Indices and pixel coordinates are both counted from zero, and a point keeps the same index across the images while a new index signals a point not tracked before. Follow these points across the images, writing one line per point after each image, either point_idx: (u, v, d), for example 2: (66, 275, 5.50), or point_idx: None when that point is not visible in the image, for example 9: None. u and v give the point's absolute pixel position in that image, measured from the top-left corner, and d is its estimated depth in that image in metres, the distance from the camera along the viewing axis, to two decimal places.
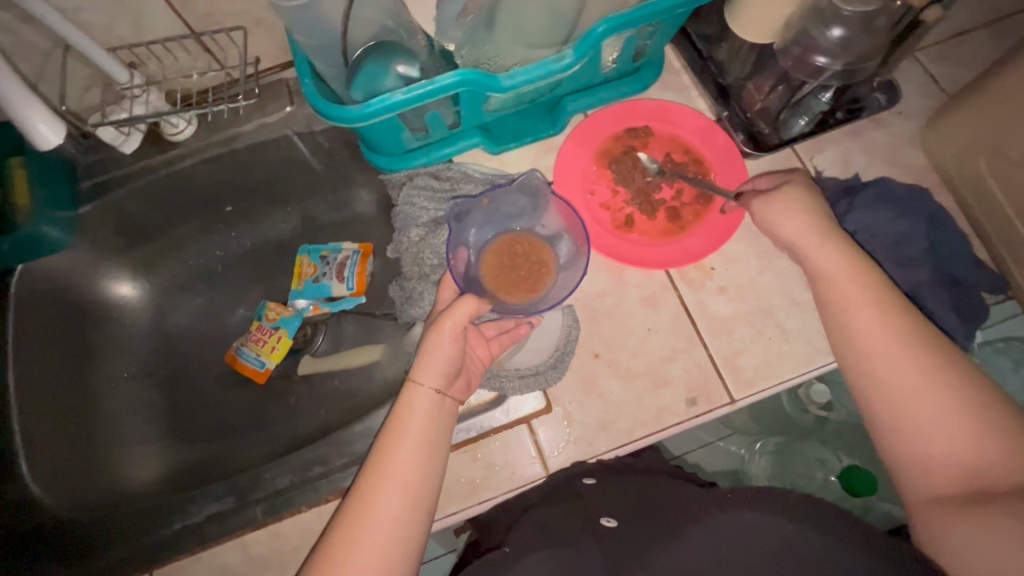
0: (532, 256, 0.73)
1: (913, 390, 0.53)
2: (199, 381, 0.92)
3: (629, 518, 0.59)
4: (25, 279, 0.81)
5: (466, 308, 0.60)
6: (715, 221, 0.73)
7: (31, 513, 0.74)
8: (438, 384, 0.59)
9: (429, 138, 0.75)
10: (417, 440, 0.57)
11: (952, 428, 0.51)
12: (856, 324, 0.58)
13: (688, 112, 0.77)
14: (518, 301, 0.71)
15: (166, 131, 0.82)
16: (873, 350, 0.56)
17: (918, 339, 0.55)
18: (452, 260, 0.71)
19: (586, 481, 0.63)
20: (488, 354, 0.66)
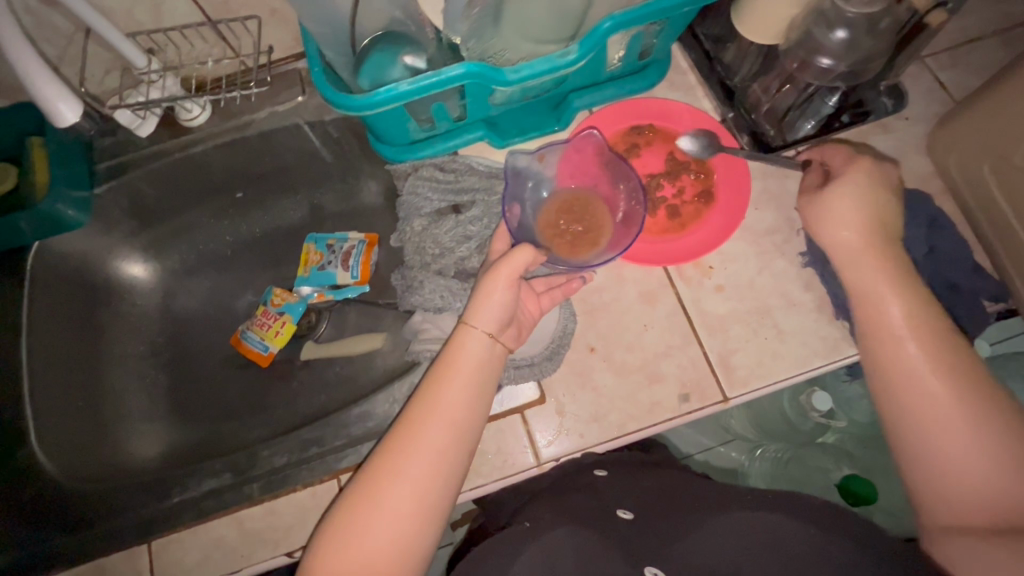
0: (585, 211, 0.76)
1: (942, 411, 0.52)
2: (204, 362, 0.94)
3: (643, 512, 0.60)
4: (41, 255, 0.84)
5: (524, 255, 0.61)
6: (714, 222, 0.74)
7: (31, 480, 0.75)
8: (490, 329, 0.61)
9: (435, 129, 0.76)
10: (464, 382, 0.58)
11: (954, 433, 0.51)
12: (887, 334, 0.57)
13: (690, 111, 0.78)
14: (584, 256, 0.73)
15: (181, 116, 0.84)
16: (905, 366, 0.55)
17: (925, 341, 0.55)
18: (507, 213, 0.72)
19: (597, 472, 0.67)
20: (538, 307, 0.67)
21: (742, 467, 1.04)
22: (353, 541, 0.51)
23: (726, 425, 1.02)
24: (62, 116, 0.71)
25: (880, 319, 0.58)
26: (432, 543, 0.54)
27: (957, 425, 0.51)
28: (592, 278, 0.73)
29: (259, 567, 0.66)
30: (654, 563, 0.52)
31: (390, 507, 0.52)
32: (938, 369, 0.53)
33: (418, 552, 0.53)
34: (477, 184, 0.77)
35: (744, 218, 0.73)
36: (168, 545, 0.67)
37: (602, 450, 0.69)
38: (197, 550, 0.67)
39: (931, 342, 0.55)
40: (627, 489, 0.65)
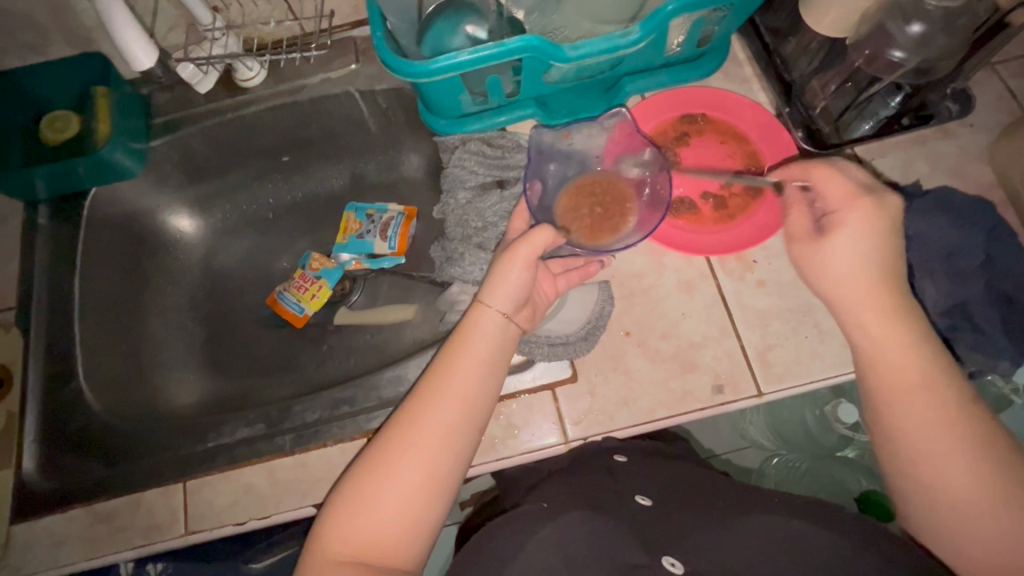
0: (608, 191, 0.75)
1: (991, 515, 0.49)
2: (240, 319, 0.96)
3: (663, 500, 0.60)
4: (97, 201, 0.87)
5: (543, 236, 0.61)
6: (761, 216, 0.72)
7: (78, 413, 0.76)
8: (506, 309, 0.61)
9: (487, 104, 0.77)
10: (481, 358, 0.59)
11: (955, 462, 0.51)
12: (928, 426, 0.52)
13: (744, 101, 0.77)
14: (607, 242, 0.72)
15: (237, 76, 0.87)
16: (916, 432, 0.53)
17: (927, 372, 0.54)
18: (527, 191, 0.72)
19: (616, 458, 0.66)
20: (554, 288, 0.68)
21: (753, 473, 1.03)
22: (359, 518, 0.52)
23: (745, 433, 0.99)
24: (137, 60, 0.74)
25: (893, 378, 0.55)
26: (440, 518, 0.55)
27: (994, 502, 0.49)
28: (610, 262, 0.72)
29: (287, 516, 0.68)
30: (672, 553, 0.52)
31: (399, 485, 0.53)
32: (932, 397, 0.53)
33: (427, 525, 0.54)
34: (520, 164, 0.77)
35: None
36: (202, 489, 0.69)
37: (624, 435, 0.69)
38: (227, 496, 0.68)
39: (978, 440, 0.51)
40: (648, 476, 0.64)
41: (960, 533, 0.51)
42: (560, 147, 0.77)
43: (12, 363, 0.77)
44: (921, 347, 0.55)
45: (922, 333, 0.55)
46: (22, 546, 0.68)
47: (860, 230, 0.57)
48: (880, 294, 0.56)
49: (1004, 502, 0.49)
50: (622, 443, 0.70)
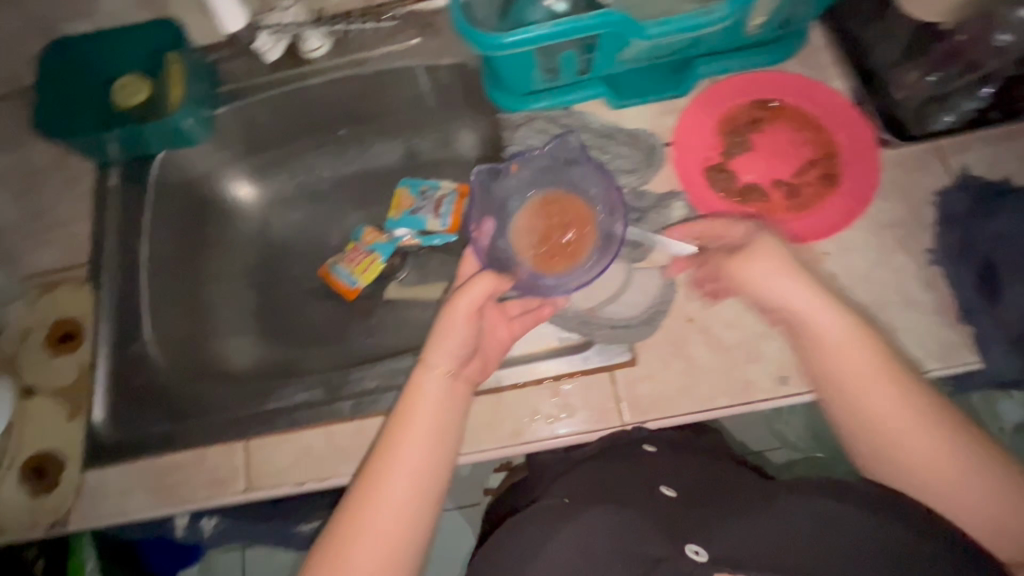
0: (567, 215, 0.75)
1: (965, 485, 0.56)
2: (291, 288, 0.98)
3: (687, 492, 0.63)
4: (163, 166, 0.89)
5: (478, 287, 0.62)
6: (834, 207, 0.70)
7: (145, 370, 0.78)
8: (450, 366, 0.62)
9: (555, 82, 0.76)
10: (430, 422, 0.60)
11: (911, 430, 0.58)
12: (891, 429, 0.58)
13: (821, 88, 0.75)
14: (559, 270, 0.72)
15: (303, 47, 0.88)
16: (872, 411, 0.59)
17: (881, 362, 0.59)
18: (475, 234, 0.75)
19: (645, 448, 0.68)
20: (507, 333, 0.68)
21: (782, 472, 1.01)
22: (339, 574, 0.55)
23: (777, 432, 0.98)
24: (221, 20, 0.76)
25: (854, 376, 0.59)
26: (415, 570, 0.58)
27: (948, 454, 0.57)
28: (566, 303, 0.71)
29: (344, 481, 0.69)
30: (697, 541, 0.55)
31: (369, 544, 0.56)
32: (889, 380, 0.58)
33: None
34: (552, 166, 0.77)
35: (866, 209, 0.70)
36: (263, 449, 0.71)
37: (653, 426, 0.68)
38: (287, 457, 0.70)
39: (926, 409, 0.58)
40: (680, 467, 0.67)
41: (932, 489, 0.58)
42: (514, 178, 0.78)
43: (85, 318, 0.79)
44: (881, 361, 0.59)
45: (866, 325, 0.60)
46: (93, 492, 0.71)
47: (773, 273, 0.62)
48: (827, 310, 0.60)
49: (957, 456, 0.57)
50: (654, 434, 0.71)
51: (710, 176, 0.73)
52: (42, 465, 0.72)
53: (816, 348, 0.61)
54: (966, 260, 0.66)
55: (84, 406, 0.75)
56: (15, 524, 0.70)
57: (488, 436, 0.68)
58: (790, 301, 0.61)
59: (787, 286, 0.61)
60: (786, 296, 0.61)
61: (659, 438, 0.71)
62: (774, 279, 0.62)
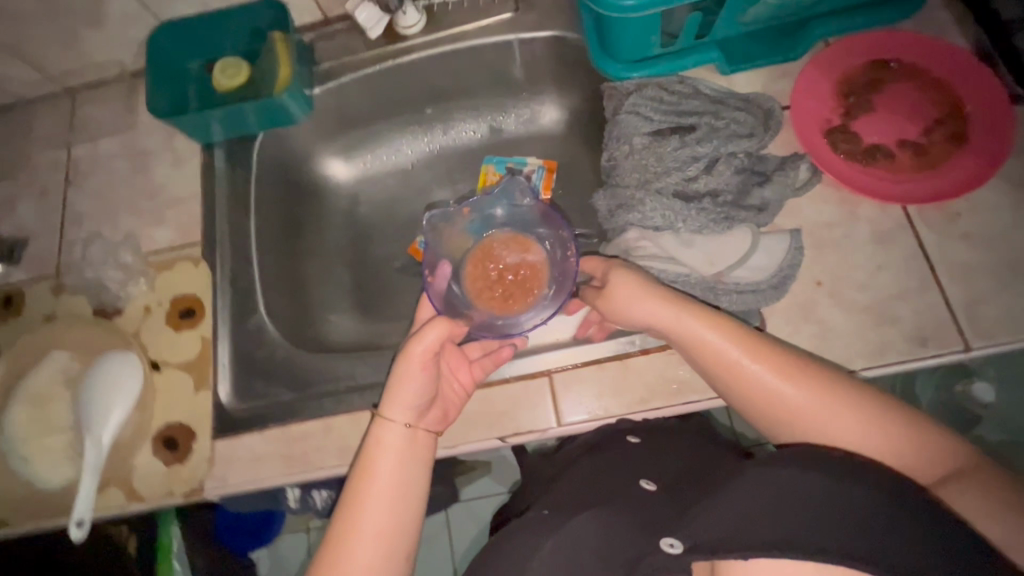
0: (515, 257, 0.80)
1: (846, 419, 0.52)
2: (380, 265, 0.98)
3: (669, 485, 0.61)
4: (264, 145, 0.90)
5: (434, 333, 0.63)
6: (966, 165, 0.69)
7: (263, 344, 0.80)
8: (408, 419, 0.63)
9: (671, 47, 0.76)
10: (391, 481, 0.59)
11: (844, 423, 0.52)
12: (767, 397, 0.55)
13: (944, 45, 0.73)
14: (518, 311, 0.76)
15: (400, 24, 0.89)
16: (796, 418, 0.54)
17: (789, 369, 0.55)
18: (431, 281, 0.78)
19: (631, 440, 0.70)
20: (470, 377, 0.70)
21: None
22: None
23: None
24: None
25: (769, 395, 0.55)
26: None
27: (883, 434, 0.51)
28: (525, 344, 0.73)
29: (472, 447, 0.71)
30: (674, 533, 0.50)
31: None
32: (799, 381, 0.55)
33: None
34: (666, 134, 0.76)
35: (1000, 168, 0.68)
36: None
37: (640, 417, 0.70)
38: None
39: (847, 393, 0.53)
40: (658, 460, 0.66)
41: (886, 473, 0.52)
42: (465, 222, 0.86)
43: (204, 294, 0.81)
44: (735, 339, 0.58)
45: (762, 342, 0.57)
46: (225, 461, 0.73)
47: (637, 294, 0.62)
48: (722, 334, 0.58)
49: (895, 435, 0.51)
50: (641, 424, 0.74)
51: (831, 139, 0.72)
52: (173, 435, 0.74)
53: (723, 374, 0.57)
54: None
55: (209, 378, 0.77)
56: (149, 493, 0.72)
57: (616, 402, 0.69)
58: (662, 320, 0.61)
59: (661, 307, 0.61)
60: (670, 317, 0.60)
61: (641, 427, 0.73)
62: (638, 305, 0.62)
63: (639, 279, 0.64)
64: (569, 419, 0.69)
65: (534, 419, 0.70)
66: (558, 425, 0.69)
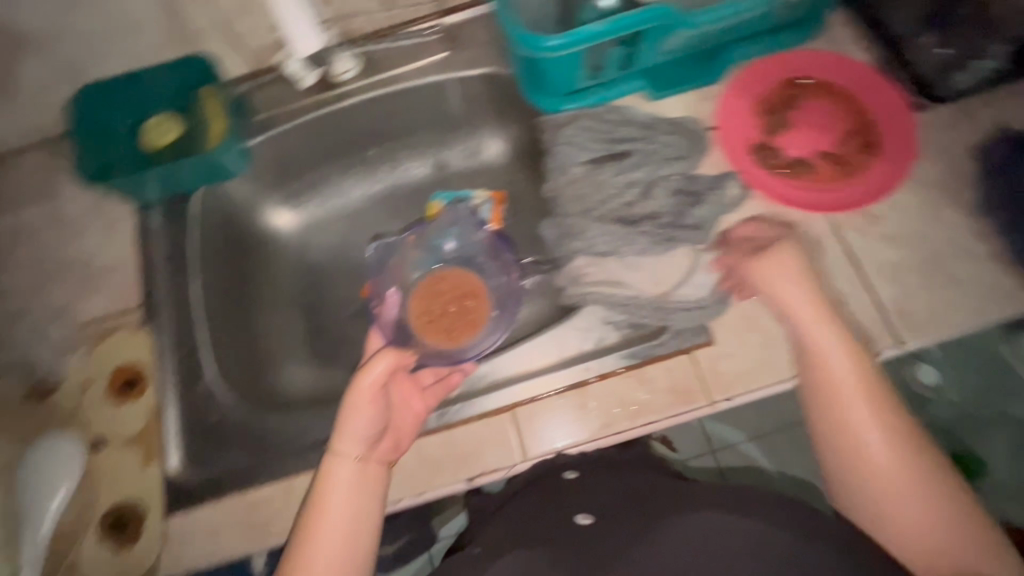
0: (458, 288, 0.89)
1: (920, 512, 0.54)
2: (335, 310, 0.97)
3: (604, 516, 0.62)
4: (205, 200, 0.88)
5: (381, 365, 0.64)
6: (879, 170, 0.74)
7: (214, 408, 0.77)
8: (357, 452, 0.63)
9: (600, 78, 0.78)
10: (344, 521, 0.60)
11: (915, 511, 0.55)
12: (863, 455, 0.57)
13: (846, 62, 0.79)
14: (464, 341, 0.83)
15: (333, 72, 0.89)
16: (873, 483, 0.56)
17: (891, 433, 0.57)
18: (379, 310, 0.88)
19: (565, 475, 0.70)
20: (423, 405, 0.71)
21: None
22: None
23: None
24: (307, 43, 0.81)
25: (861, 447, 0.57)
26: None
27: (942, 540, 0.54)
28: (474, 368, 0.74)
29: (439, 492, 0.69)
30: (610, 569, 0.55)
31: None
32: (897, 450, 0.56)
33: None
34: (601, 160, 0.79)
35: (911, 172, 0.73)
36: None
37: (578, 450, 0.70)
38: None
39: (931, 487, 0.55)
40: (597, 490, 0.66)
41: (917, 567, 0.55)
42: (411, 249, 0.94)
43: (146, 362, 0.77)
44: (860, 387, 0.59)
45: (884, 393, 0.59)
46: (178, 539, 0.69)
47: (798, 277, 0.65)
48: (861, 374, 0.59)
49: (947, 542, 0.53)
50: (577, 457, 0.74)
51: (756, 155, 0.75)
52: (120, 516, 0.70)
53: (830, 406, 0.59)
54: (1014, 206, 0.70)
55: (157, 450, 0.73)
56: None
57: (580, 430, 0.69)
58: (808, 335, 0.62)
59: (803, 299, 0.64)
60: (793, 305, 0.64)
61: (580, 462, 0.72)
62: (789, 290, 0.64)
63: (774, 268, 0.66)
64: (533, 453, 0.69)
65: (499, 456, 0.69)
66: (524, 461, 0.69)
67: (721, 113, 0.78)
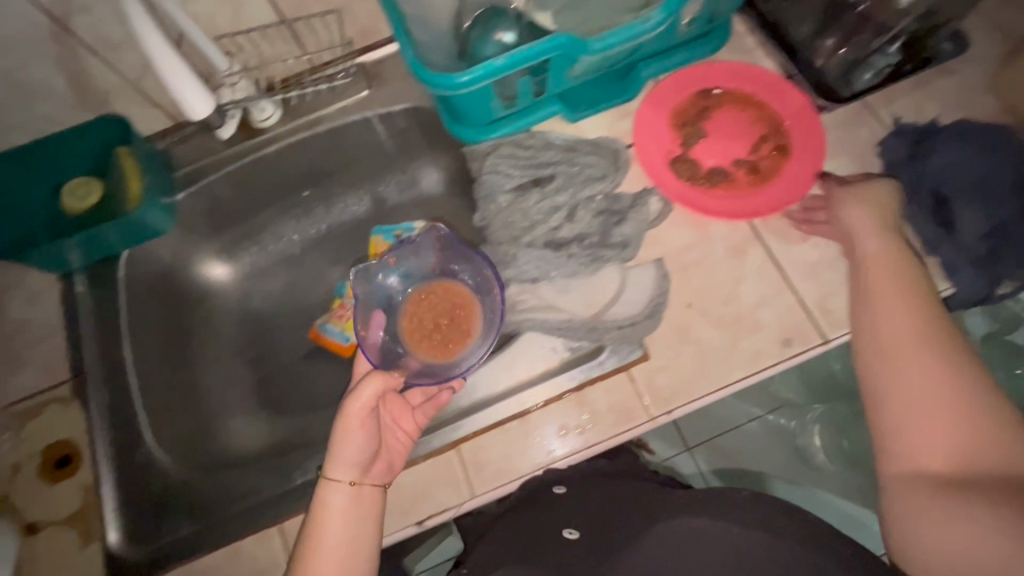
0: (444, 300, 0.82)
1: (942, 407, 0.54)
2: (283, 357, 0.95)
3: (589, 530, 0.64)
4: (130, 264, 0.86)
5: (370, 388, 0.61)
6: (793, 171, 0.76)
7: (152, 477, 0.75)
8: (352, 476, 0.63)
9: (513, 108, 0.79)
10: (340, 538, 0.61)
11: (936, 404, 0.54)
12: (899, 343, 0.58)
13: (754, 68, 0.81)
14: (460, 352, 0.77)
15: (257, 116, 0.87)
16: (899, 370, 0.57)
17: (931, 334, 0.58)
18: (362, 335, 0.78)
19: (554, 490, 0.70)
20: (413, 424, 0.69)
21: (794, 431, 1.09)
22: None
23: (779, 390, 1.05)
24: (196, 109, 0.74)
25: (889, 335, 0.59)
26: None
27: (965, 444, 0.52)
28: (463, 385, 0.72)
29: (390, 539, 0.68)
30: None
31: None
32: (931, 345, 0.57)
33: None
34: (524, 187, 0.80)
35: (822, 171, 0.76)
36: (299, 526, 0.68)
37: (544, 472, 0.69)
38: None
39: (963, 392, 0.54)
40: (583, 505, 0.68)
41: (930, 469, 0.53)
42: (389, 270, 0.84)
43: (78, 439, 0.76)
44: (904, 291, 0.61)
45: (925, 303, 0.60)
46: None
47: (856, 204, 0.69)
48: (894, 278, 0.62)
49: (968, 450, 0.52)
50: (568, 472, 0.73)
51: (674, 168, 0.77)
52: None
53: (869, 304, 0.63)
54: (918, 198, 0.71)
55: (94, 529, 0.71)
56: None
57: (525, 460, 0.69)
58: (859, 244, 0.67)
59: (860, 224, 0.68)
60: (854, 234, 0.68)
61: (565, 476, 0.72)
62: (854, 216, 0.68)
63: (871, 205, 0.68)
64: (481, 489, 0.68)
65: (447, 494, 0.69)
66: (472, 497, 0.68)
67: (637, 129, 0.79)
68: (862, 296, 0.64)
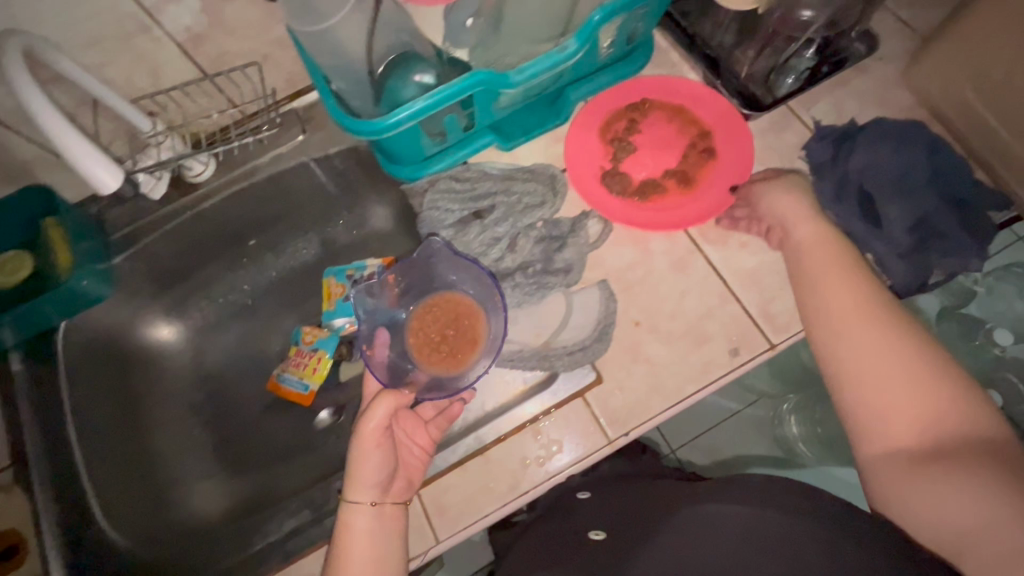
0: (446, 312, 0.77)
1: (902, 377, 0.54)
2: (242, 412, 0.93)
3: (612, 528, 0.68)
4: (68, 335, 0.84)
5: (384, 405, 0.63)
6: (722, 175, 0.77)
7: (109, 558, 0.75)
8: (374, 496, 0.63)
9: (446, 142, 0.79)
10: (367, 557, 0.60)
11: (891, 374, 0.54)
12: (847, 319, 0.59)
13: (676, 79, 0.82)
14: (469, 361, 0.73)
15: (189, 173, 0.85)
16: (850, 347, 0.57)
17: (876, 306, 0.58)
18: (368, 352, 0.75)
19: (580, 498, 0.79)
20: (428, 438, 0.69)
21: (773, 422, 1.09)
22: None
23: (749, 386, 1.06)
24: (102, 184, 0.66)
25: (834, 312, 0.60)
26: None
27: (935, 410, 0.52)
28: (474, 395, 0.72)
29: None
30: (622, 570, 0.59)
31: None
32: (878, 317, 0.58)
33: None
34: (463, 220, 0.79)
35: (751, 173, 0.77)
36: None
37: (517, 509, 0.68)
38: None
39: (914, 354, 0.54)
40: (606, 508, 0.73)
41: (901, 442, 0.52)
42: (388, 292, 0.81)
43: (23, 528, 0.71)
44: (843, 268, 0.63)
45: (865, 274, 0.62)
46: None
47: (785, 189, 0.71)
48: (836, 252, 0.65)
49: (931, 416, 0.52)
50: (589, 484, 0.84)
51: (608, 185, 0.77)
52: None
53: (814, 282, 0.63)
54: (846, 198, 0.73)
55: None
56: None
57: (489, 498, 0.67)
58: (801, 218, 0.69)
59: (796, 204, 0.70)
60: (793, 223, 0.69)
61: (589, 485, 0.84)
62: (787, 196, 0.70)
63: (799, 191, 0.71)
64: (446, 534, 0.67)
65: (413, 543, 0.67)
66: (438, 543, 0.67)
67: (569, 149, 0.79)
68: (804, 281, 0.65)
